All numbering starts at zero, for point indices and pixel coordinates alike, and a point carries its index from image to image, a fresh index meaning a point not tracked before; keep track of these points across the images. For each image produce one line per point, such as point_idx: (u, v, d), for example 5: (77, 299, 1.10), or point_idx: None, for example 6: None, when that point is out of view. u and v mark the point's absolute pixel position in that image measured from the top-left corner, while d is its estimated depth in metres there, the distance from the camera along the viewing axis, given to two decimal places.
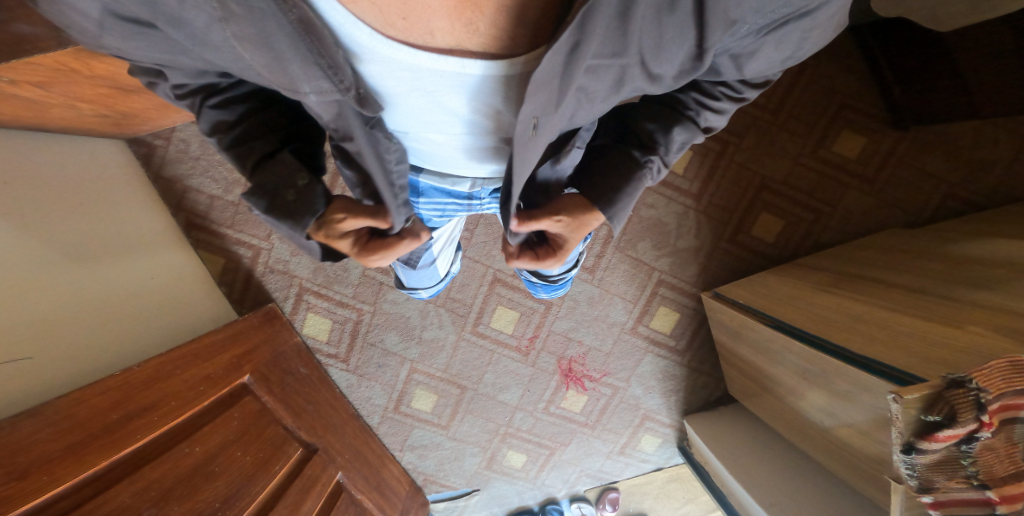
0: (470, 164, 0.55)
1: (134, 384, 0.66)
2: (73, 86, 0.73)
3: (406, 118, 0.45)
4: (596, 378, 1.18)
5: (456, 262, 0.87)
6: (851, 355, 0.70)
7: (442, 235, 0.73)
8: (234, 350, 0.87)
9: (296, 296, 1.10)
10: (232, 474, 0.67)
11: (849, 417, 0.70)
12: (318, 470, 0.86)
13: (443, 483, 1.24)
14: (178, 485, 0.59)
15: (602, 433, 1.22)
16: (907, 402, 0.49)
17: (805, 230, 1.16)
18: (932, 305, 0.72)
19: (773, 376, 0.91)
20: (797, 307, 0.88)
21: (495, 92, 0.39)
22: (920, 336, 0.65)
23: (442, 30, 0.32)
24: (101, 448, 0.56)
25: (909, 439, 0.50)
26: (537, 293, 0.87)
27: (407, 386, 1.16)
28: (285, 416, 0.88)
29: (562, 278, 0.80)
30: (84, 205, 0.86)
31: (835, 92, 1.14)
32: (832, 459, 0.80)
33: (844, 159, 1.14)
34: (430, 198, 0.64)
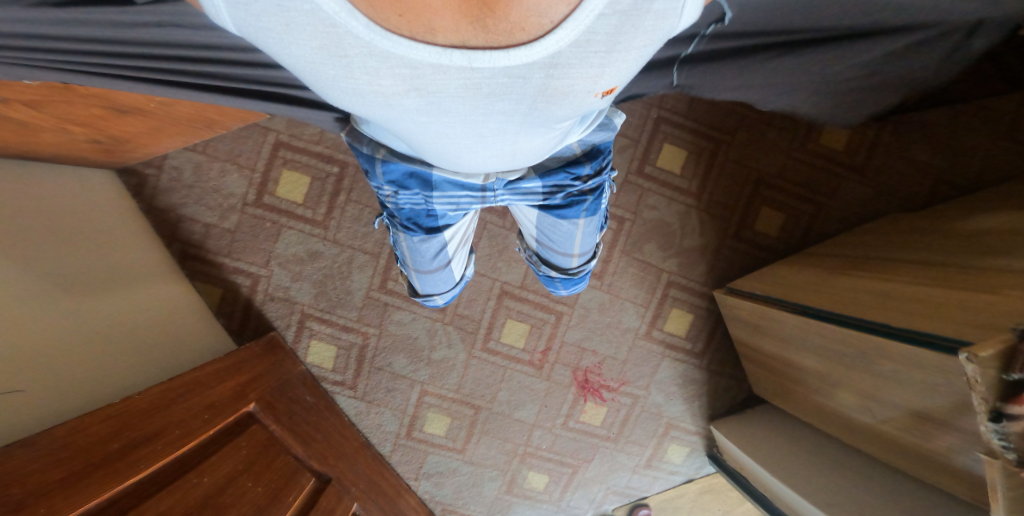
0: (483, 162, 0.54)
1: (133, 413, 0.63)
2: (63, 106, 0.75)
3: (408, 117, 0.43)
4: (614, 387, 1.12)
5: (469, 267, 0.85)
6: (890, 331, 0.66)
7: (457, 231, 0.72)
8: (238, 380, 0.84)
9: (299, 323, 1.06)
10: (244, 506, 0.62)
11: (906, 395, 0.65)
12: (332, 501, 0.81)
13: (463, 512, 1.17)
14: None
15: (626, 446, 1.16)
16: (984, 362, 0.47)
17: (809, 224, 1.04)
18: (966, 273, 0.68)
19: (807, 368, 0.86)
20: (821, 290, 0.83)
21: (504, 86, 0.36)
22: (959, 306, 0.61)
23: (444, 28, 0.30)
24: (103, 478, 0.52)
25: (995, 404, 0.49)
26: (557, 290, 0.83)
27: (418, 410, 1.11)
28: (294, 445, 0.83)
29: (582, 270, 0.78)
30: (79, 237, 0.85)
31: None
32: (897, 456, 0.74)
33: (832, 152, 1.03)
34: (444, 190, 0.63)
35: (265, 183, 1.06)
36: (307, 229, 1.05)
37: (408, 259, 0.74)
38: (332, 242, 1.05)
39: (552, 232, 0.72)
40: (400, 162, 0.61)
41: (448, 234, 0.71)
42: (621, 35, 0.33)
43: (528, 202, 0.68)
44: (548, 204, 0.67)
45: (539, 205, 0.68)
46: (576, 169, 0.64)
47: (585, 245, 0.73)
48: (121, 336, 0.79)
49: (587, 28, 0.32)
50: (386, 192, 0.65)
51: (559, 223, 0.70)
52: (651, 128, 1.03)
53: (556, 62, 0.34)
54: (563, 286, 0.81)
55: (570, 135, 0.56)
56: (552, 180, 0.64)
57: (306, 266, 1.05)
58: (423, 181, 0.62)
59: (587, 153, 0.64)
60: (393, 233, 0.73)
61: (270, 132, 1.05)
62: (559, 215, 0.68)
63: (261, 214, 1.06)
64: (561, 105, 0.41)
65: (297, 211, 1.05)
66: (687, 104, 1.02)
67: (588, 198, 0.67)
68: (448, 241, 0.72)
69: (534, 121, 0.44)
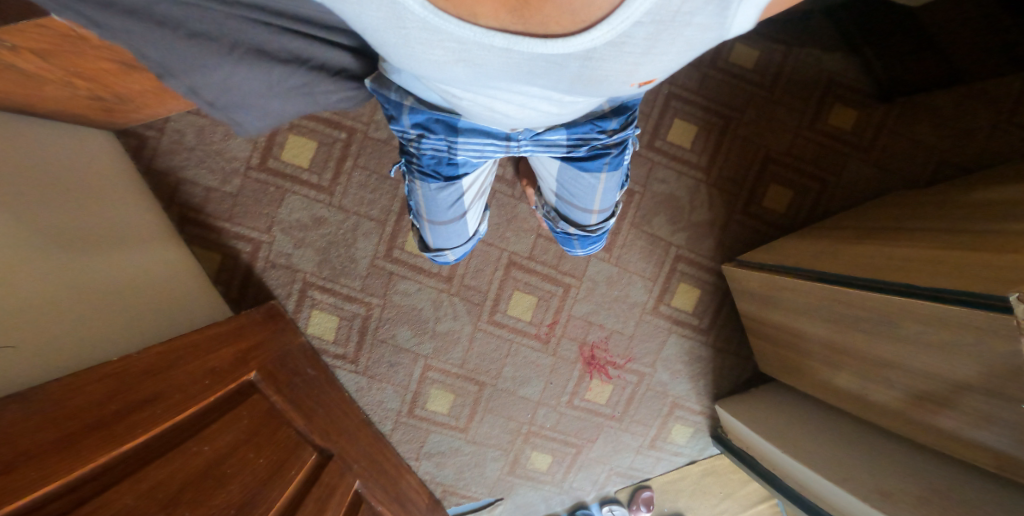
0: (520, 117, 0.54)
1: (131, 373, 0.58)
2: (76, 58, 0.70)
3: (450, 78, 0.44)
4: (620, 364, 1.11)
5: (483, 224, 0.85)
6: (927, 291, 0.65)
7: (470, 179, 0.71)
8: (241, 345, 0.80)
9: (300, 292, 1.03)
10: (245, 478, 0.58)
11: (927, 354, 0.66)
12: (336, 477, 0.78)
13: (465, 494, 1.14)
14: (189, 487, 0.50)
15: (630, 426, 1.15)
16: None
17: (815, 200, 1.07)
18: (980, 234, 0.69)
19: (818, 335, 0.87)
20: (832, 257, 0.85)
21: (543, 66, 0.38)
22: (979, 263, 0.62)
23: (486, 16, 0.31)
24: (101, 441, 0.47)
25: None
26: (573, 248, 0.85)
27: (422, 386, 1.08)
28: (296, 418, 0.79)
29: (599, 227, 0.78)
30: (78, 199, 0.82)
31: (823, 69, 1.05)
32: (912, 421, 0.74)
33: (839, 131, 1.06)
34: (469, 135, 0.60)
35: (270, 147, 1.03)
36: (312, 195, 1.03)
37: (424, 209, 0.73)
38: (338, 209, 1.03)
39: (574, 185, 0.71)
40: (428, 110, 0.58)
41: (466, 182, 0.71)
42: (658, 40, 0.34)
43: (551, 154, 0.65)
44: (571, 155, 0.66)
45: (561, 157, 0.66)
46: (603, 123, 0.61)
47: (606, 202, 0.73)
48: (115, 298, 0.74)
49: (623, 31, 0.33)
50: (410, 136, 0.62)
51: (582, 175, 0.68)
52: (662, 103, 1.04)
53: (591, 54, 0.35)
54: (581, 245, 0.82)
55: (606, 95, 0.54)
56: (578, 132, 0.61)
57: (310, 233, 1.03)
58: (449, 125, 0.60)
59: (616, 109, 0.60)
60: (408, 181, 0.72)
61: None
62: (580, 167, 0.67)
63: (264, 179, 1.03)
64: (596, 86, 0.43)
65: (302, 177, 1.03)
66: (700, 80, 1.05)
67: (611, 152, 0.65)
68: (466, 189, 0.71)
69: (568, 92, 0.45)
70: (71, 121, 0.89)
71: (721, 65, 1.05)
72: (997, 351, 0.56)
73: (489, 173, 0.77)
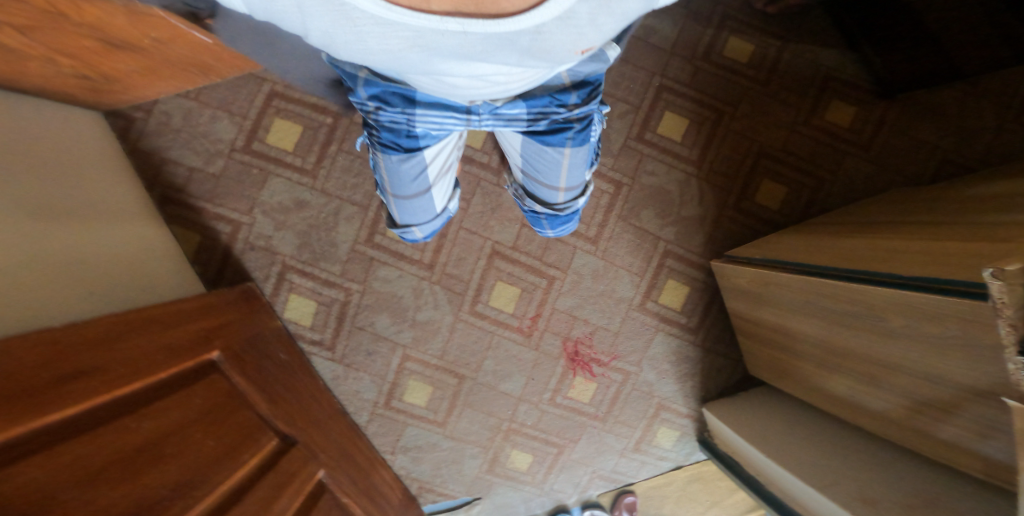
0: (478, 91, 0.55)
1: (75, 342, 0.55)
2: (56, 34, 0.69)
3: (411, 68, 0.47)
4: (605, 362, 1.08)
5: (452, 201, 0.86)
6: (902, 281, 0.64)
7: (433, 154, 0.72)
8: (204, 323, 0.78)
9: (278, 275, 1.01)
10: (187, 460, 0.56)
11: (915, 351, 0.63)
12: (297, 465, 0.75)
13: (441, 491, 1.11)
14: (118, 463, 0.48)
15: (614, 427, 1.12)
16: (1012, 279, 0.45)
17: (809, 198, 1.04)
18: (971, 227, 0.67)
19: (807, 334, 0.84)
20: (820, 251, 0.82)
21: (495, 43, 0.42)
22: (969, 251, 0.59)
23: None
24: (36, 405, 0.44)
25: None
26: (543, 229, 0.86)
27: (399, 377, 1.05)
28: (259, 402, 0.77)
29: (568, 206, 0.78)
30: (60, 174, 0.80)
31: (820, 65, 1.04)
32: (904, 425, 0.71)
33: (836, 128, 1.04)
34: (428, 108, 0.61)
35: (255, 130, 1.02)
36: (295, 178, 1.01)
37: (388, 183, 0.74)
38: (321, 192, 1.01)
39: (539, 160, 0.71)
40: (384, 83, 0.59)
41: (428, 155, 0.71)
42: (595, 10, 0.37)
43: (512, 128, 0.66)
44: (533, 130, 0.66)
45: (524, 131, 0.67)
46: (562, 96, 0.62)
47: (573, 179, 0.74)
48: (84, 273, 0.71)
49: (563, 7, 0.36)
50: (368, 109, 0.63)
51: (545, 151, 0.69)
52: (653, 95, 1.03)
53: (539, 30, 0.39)
54: (549, 225, 0.83)
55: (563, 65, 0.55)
56: (537, 106, 0.62)
57: (291, 216, 1.01)
58: (407, 98, 0.61)
59: (576, 82, 0.62)
60: (372, 154, 0.72)
61: (266, 81, 1.02)
62: (542, 140, 0.68)
63: (248, 160, 1.02)
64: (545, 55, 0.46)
65: (286, 159, 1.02)
66: (692, 73, 1.03)
67: (573, 126, 0.66)
68: (429, 162, 0.72)
69: (521, 63, 0.47)
70: (57, 100, 0.88)
71: (714, 58, 1.03)
72: (977, 339, 0.54)
73: (455, 148, 0.78)
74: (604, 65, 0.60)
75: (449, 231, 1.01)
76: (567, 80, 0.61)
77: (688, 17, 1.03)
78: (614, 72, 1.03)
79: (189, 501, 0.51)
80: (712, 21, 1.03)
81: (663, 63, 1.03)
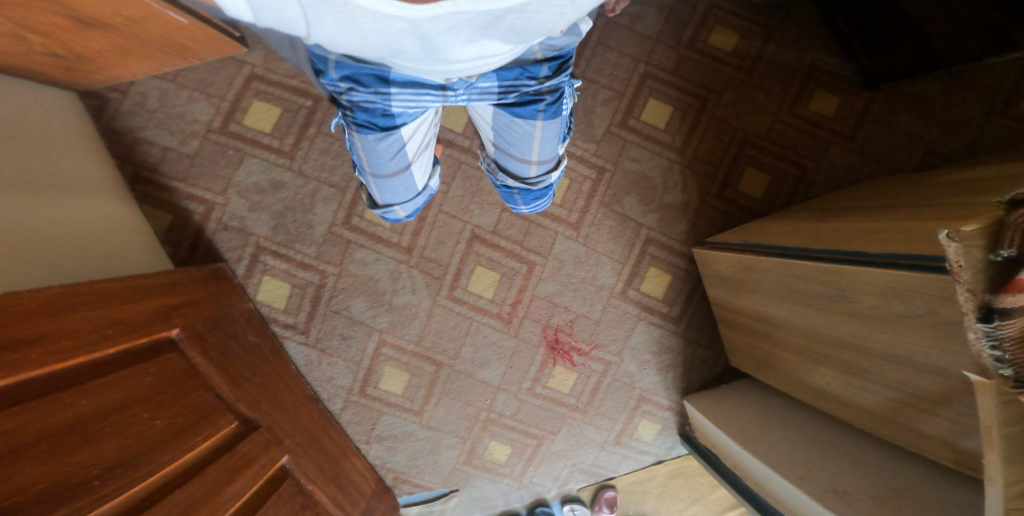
0: (471, 71, 0.54)
1: (16, 309, 0.52)
2: (25, 11, 0.67)
3: (408, 54, 0.46)
4: (585, 351, 1.06)
5: (434, 179, 0.84)
6: (878, 259, 0.63)
7: (410, 131, 0.69)
8: (164, 301, 0.76)
9: (252, 256, 0.99)
10: (128, 439, 0.54)
11: (890, 335, 0.63)
12: (258, 449, 0.73)
13: (417, 483, 1.08)
14: (45, 441, 0.46)
15: (595, 419, 1.09)
16: (966, 239, 0.46)
17: (792, 188, 1.04)
18: (948, 207, 0.66)
19: (786, 320, 0.83)
20: (800, 235, 0.81)
21: (486, 21, 0.40)
22: (937, 224, 0.59)
23: None
24: None
25: (984, 300, 0.46)
26: (517, 206, 0.85)
27: (375, 363, 1.03)
28: (219, 383, 0.74)
29: (540, 181, 0.78)
30: (31, 151, 0.77)
31: (803, 56, 1.04)
32: (883, 411, 0.69)
33: (820, 118, 1.04)
34: (402, 87, 0.59)
35: (233, 112, 1.00)
36: (271, 158, 1.00)
37: (366, 163, 0.71)
38: (298, 173, 1.00)
39: (509, 133, 0.71)
40: (355, 64, 0.57)
41: (406, 133, 0.69)
42: None
43: (484, 102, 0.65)
44: (503, 102, 0.65)
45: (495, 104, 0.66)
46: (534, 68, 0.62)
47: (545, 152, 0.73)
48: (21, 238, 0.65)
49: None
50: (340, 89, 0.62)
51: (516, 123, 0.68)
52: (636, 81, 1.02)
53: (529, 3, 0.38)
54: (522, 201, 0.82)
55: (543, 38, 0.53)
56: (508, 78, 0.61)
57: (267, 197, 0.99)
58: (380, 77, 0.59)
59: (548, 56, 0.61)
60: (348, 133, 0.70)
61: (245, 63, 1.00)
62: (513, 113, 0.67)
63: (224, 141, 1.00)
64: (534, 33, 0.45)
65: (263, 140, 1.00)
66: (676, 62, 1.03)
67: (544, 99, 0.66)
68: (406, 140, 0.70)
69: (513, 40, 0.46)
70: (28, 77, 0.85)
71: (698, 47, 1.03)
72: (946, 318, 0.54)
73: (432, 125, 0.76)
74: (577, 36, 0.59)
75: (428, 214, 1.00)
76: (540, 53, 0.61)
77: (674, 7, 1.02)
78: (598, 58, 1.02)
79: (121, 483, 0.50)
80: (697, 9, 1.03)
81: (648, 51, 1.02)
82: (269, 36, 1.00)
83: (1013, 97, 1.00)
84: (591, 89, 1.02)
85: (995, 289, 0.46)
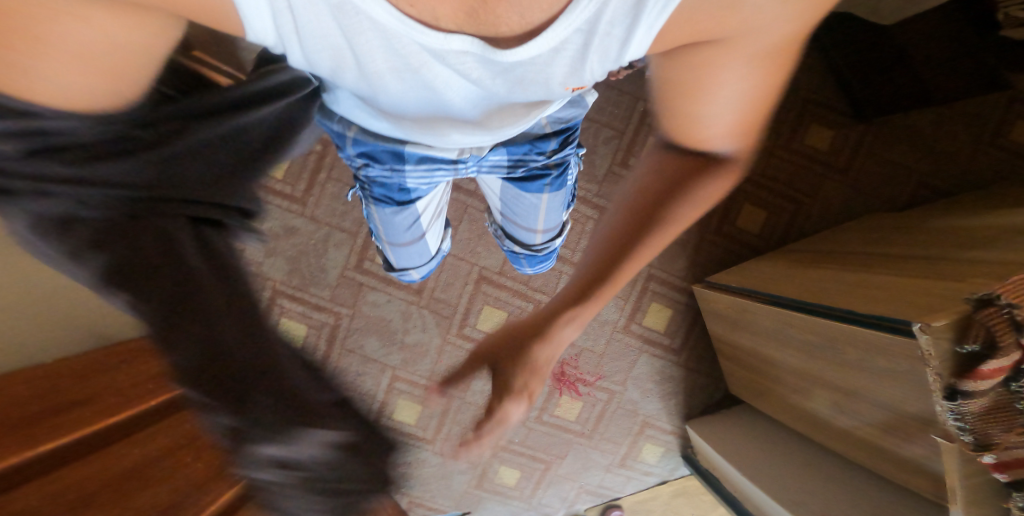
0: (471, 136, 0.56)
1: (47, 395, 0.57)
2: None
3: (407, 94, 0.46)
4: (590, 381, 1.10)
5: (445, 241, 0.88)
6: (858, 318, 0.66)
7: (425, 205, 0.72)
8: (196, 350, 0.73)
9: (268, 300, 1.04)
10: (181, 483, 0.51)
11: (877, 390, 0.66)
12: None
13: (431, 506, 1.14)
14: (100, 491, 0.48)
15: (600, 444, 1.14)
16: (936, 332, 0.51)
17: (790, 222, 1.06)
18: (935, 266, 0.69)
19: (780, 362, 0.86)
20: (792, 282, 0.85)
21: (492, 76, 0.40)
22: (924, 291, 0.62)
23: (445, 17, 0.32)
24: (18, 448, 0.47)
25: (950, 382, 0.51)
26: (521, 267, 0.88)
27: (389, 396, 1.08)
28: None
29: (546, 247, 0.81)
30: None
31: (800, 88, 1.05)
32: (872, 454, 0.74)
33: (816, 151, 1.05)
34: (417, 164, 0.63)
35: None
36: (284, 204, 1.03)
37: (382, 232, 0.75)
38: (310, 219, 1.03)
39: (516, 204, 0.75)
40: (372, 142, 0.60)
41: (420, 206, 0.72)
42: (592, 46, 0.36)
43: (493, 173, 0.70)
44: (511, 176, 0.70)
45: (504, 177, 0.70)
46: (542, 143, 0.65)
47: (550, 221, 0.77)
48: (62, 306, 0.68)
49: (565, 38, 0.35)
50: (357, 165, 0.65)
51: (520, 191, 0.72)
52: (636, 119, 1.04)
53: (536, 63, 0.38)
54: (527, 264, 0.86)
55: (546, 110, 0.56)
56: (518, 153, 0.65)
57: (280, 242, 1.03)
58: (394, 154, 0.62)
59: (556, 130, 0.63)
60: (364, 205, 0.73)
61: None
62: (521, 186, 0.71)
63: None
64: (536, 90, 0.45)
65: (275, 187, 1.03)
66: None
67: (551, 173, 0.69)
68: (421, 212, 0.73)
69: (512, 97, 0.47)
70: None
71: None
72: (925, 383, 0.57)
73: (444, 194, 0.79)
74: (582, 107, 0.62)
75: None
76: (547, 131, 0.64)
77: None
78: (600, 96, 1.04)
79: None
80: None
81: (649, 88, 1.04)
82: None
83: (1001, 129, 1.04)
84: (592, 128, 1.04)
85: (961, 375, 0.51)
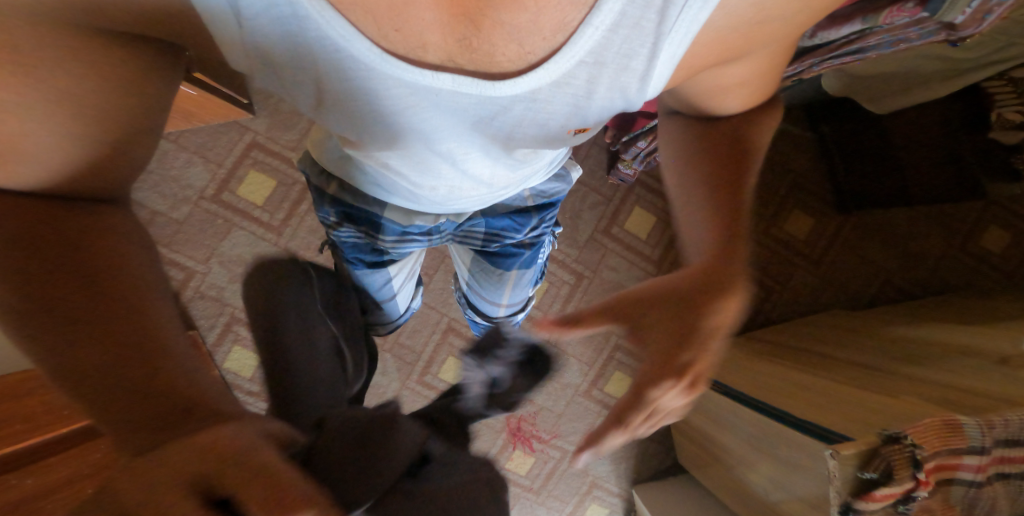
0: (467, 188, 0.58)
1: None
2: None
3: (400, 135, 0.46)
4: (545, 439, 1.12)
5: (417, 299, 0.90)
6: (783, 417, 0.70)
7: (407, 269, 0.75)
8: None
9: (225, 325, 1.03)
10: None
11: None
12: None
13: None
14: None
15: (547, 501, 1.12)
16: (843, 459, 0.51)
17: (758, 305, 1.12)
18: (877, 379, 0.73)
19: (723, 445, 0.89)
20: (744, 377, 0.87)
21: (492, 112, 0.40)
22: (862, 404, 0.65)
23: (434, 45, 0.32)
24: None
25: (846, 500, 0.52)
26: (481, 335, 0.90)
27: None
28: None
29: (507, 320, 0.84)
30: None
31: (786, 171, 1.13)
32: None
33: (793, 237, 1.13)
34: (391, 236, 0.68)
35: (228, 181, 1.04)
36: (259, 232, 1.05)
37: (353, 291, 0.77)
38: (283, 249, 1.05)
39: (484, 278, 0.78)
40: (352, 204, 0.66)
41: (392, 269, 0.75)
42: (595, 82, 0.38)
43: (467, 245, 0.74)
44: (484, 249, 0.74)
45: (477, 250, 0.74)
46: (522, 218, 0.70)
47: (515, 296, 0.80)
48: None
49: (567, 72, 0.36)
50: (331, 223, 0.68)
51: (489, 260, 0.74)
52: (625, 188, 1.08)
53: (535, 97, 0.38)
54: (486, 333, 0.87)
55: (529, 180, 0.64)
56: (496, 225, 0.70)
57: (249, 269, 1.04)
58: (372, 222, 0.67)
59: (538, 206, 0.70)
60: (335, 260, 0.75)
61: (249, 131, 1.05)
62: (491, 260, 0.74)
63: (214, 210, 1.03)
64: (536, 134, 0.46)
65: (254, 213, 1.05)
66: None
67: (525, 251, 0.74)
68: None
69: (513, 141, 0.47)
70: None
71: None
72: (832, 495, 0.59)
73: (418, 259, 0.82)
74: (562, 184, 0.70)
75: None
76: (529, 205, 0.70)
77: None
78: (592, 159, 1.07)
79: None
80: None
81: None
82: (276, 106, 1.06)
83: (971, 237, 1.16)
84: (581, 191, 1.07)
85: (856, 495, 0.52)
